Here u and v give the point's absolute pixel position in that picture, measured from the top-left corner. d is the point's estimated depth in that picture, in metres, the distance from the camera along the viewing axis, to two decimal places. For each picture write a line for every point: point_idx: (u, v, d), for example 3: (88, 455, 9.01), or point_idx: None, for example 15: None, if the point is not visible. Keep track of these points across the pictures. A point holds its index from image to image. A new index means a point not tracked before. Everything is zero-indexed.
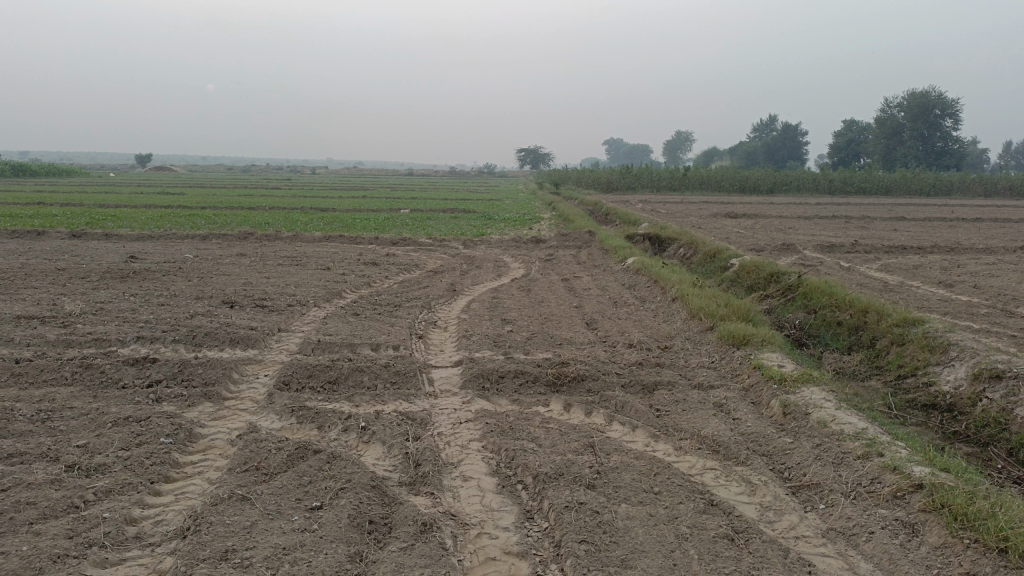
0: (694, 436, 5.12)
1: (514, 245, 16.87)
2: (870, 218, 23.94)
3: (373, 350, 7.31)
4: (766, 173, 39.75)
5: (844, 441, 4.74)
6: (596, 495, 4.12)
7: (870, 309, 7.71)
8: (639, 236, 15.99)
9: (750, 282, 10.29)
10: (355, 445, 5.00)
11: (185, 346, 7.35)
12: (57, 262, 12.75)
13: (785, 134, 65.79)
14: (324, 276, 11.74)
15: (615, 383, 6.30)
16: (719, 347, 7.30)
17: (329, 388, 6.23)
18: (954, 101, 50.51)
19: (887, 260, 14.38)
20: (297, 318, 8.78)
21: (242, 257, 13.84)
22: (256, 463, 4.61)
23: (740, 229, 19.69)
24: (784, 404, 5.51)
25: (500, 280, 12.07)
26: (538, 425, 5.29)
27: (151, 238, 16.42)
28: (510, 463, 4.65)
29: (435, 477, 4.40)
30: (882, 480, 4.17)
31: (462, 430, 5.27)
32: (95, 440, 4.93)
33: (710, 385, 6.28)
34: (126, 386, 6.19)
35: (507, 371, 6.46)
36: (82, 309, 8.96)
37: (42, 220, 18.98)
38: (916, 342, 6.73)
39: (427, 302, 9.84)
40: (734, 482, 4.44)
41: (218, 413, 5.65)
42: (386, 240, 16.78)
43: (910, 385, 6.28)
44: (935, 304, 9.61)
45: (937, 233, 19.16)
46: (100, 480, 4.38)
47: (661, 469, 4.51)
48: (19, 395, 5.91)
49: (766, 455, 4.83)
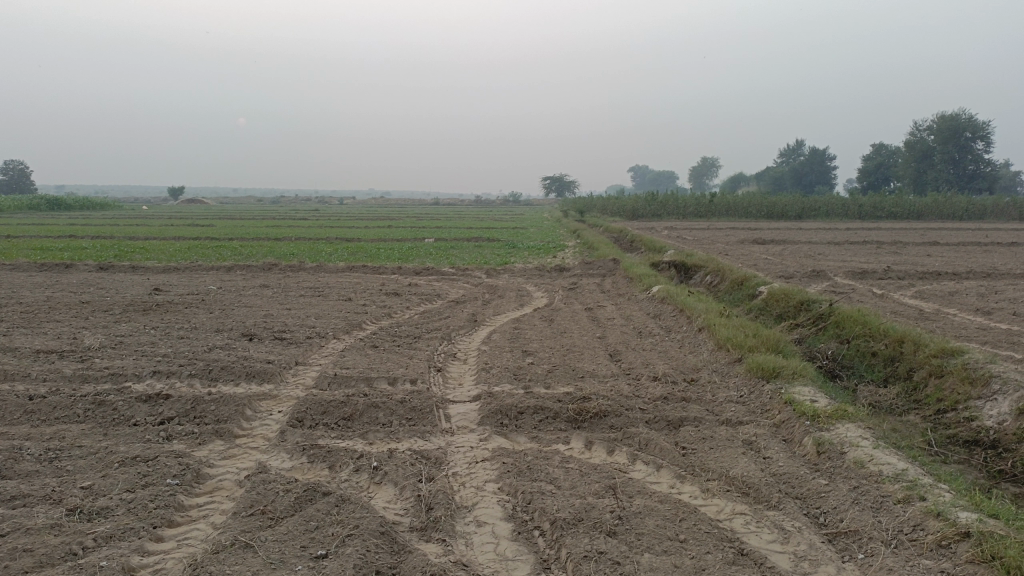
0: (722, 477, 4.86)
1: (538, 273, 16.70)
2: (903, 243, 23.51)
3: (390, 384, 7.12)
4: (794, 199, 39.37)
5: (883, 484, 4.47)
6: (617, 543, 3.88)
7: (905, 340, 7.40)
8: (664, 264, 15.73)
9: (780, 310, 10.00)
10: (366, 487, 4.80)
11: (201, 381, 7.23)
12: (82, 295, 12.78)
13: (812, 159, 65.36)
14: (345, 307, 11.62)
15: (639, 419, 6.05)
16: (747, 380, 7.03)
17: (343, 425, 6.05)
18: (985, 124, 49.85)
19: (921, 286, 13.99)
20: (316, 351, 8.64)
21: (265, 289, 13.80)
22: (262, 507, 4.43)
23: (768, 256, 19.37)
24: (818, 442, 5.22)
25: (523, 310, 11.87)
26: (558, 465, 5.07)
27: (176, 270, 16.47)
28: (527, 506, 4.42)
29: (447, 523, 4.19)
30: (925, 527, 3.90)
31: (478, 470, 5.05)
32: (100, 482, 4.78)
33: (739, 421, 6.00)
34: (137, 423, 6.06)
35: (526, 407, 6.24)
36: (102, 343, 8.89)
37: (72, 253, 19.16)
38: (956, 373, 6.42)
39: (447, 333, 9.67)
40: (765, 529, 4.17)
41: (228, 452, 5.49)
42: (409, 270, 16.67)
43: (951, 420, 5.97)
44: (973, 333, 9.25)
45: (971, 258, 18.69)
46: (101, 524, 4.22)
47: (687, 514, 4.25)
48: (29, 433, 5.79)
49: (799, 498, 4.56)
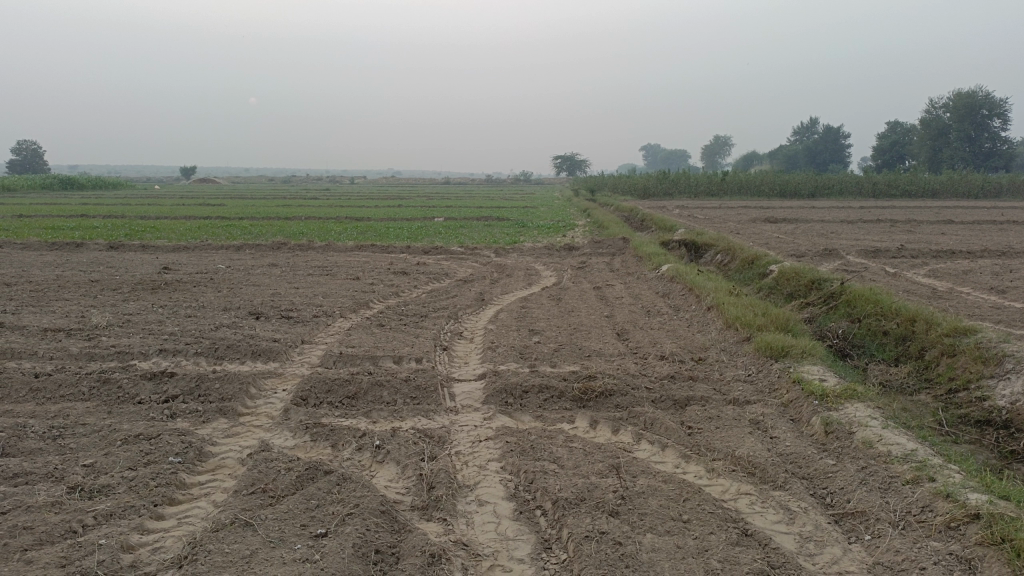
0: (728, 457, 4.79)
1: (547, 252, 16.60)
2: (916, 221, 23.26)
3: (395, 363, 7.09)
4: (807, 177, 39.00)
5: (891, 464, 4.40)
6: (619, 523, 3.82)
7: (918, 319, 7.31)
8: (675, 242, 15.61)
9: (791, 289, 9.89)
10: (368, 466, 4.77)
11: (206, 359, 7.21)
12: (91, 274, 12.77)
13: (826, 137, 64.80)
14: (353, 286, 11.59)
15: (645, 398, 5.98)
16: (756, 359, 6.95)
17: (347, 404, 6.02)
18: (1002, 101, 49.13)
19: (935, 265, 13.83)
20: (322, 330, 8.60)
21: (274, 267, 13.77)
22: (263, 486, 4.40)
23: (780, 234, 19.23)
24: (826, 421, 5.14)
25: (531, 289, 11.81)
26: (561, 445, 5.01)
27: (186, 249, 16.46)
28: (529, 486, 4.37)
29: (448, 502, 4.15)
30: (933, 509, 3.83)
31: (481, 449, 5.01)
32: (103, 459, 4.76)
33: (746, 400, 5.93)
34: (141, 402, 6.04)
35: (531, 386, 6.18)
36: (109, 321, 8.88)
37: (83, 232, 19.15)
38: (969, 353, 6.32)
39: (454, 312, 9.62)
40: (770, 509, 4.10)
41: (231, 430, 5.47)
42: (418, 249, 16.60)
43: (962, 399, 5.88)
44: (987, 311, 9.13)
45: (987, 237, 18.44)
46: (102, 502, 4.20)
47: (691, 494, 4.19)
48: (34, 411, 5.78)
49: (806, 479, 4.49)
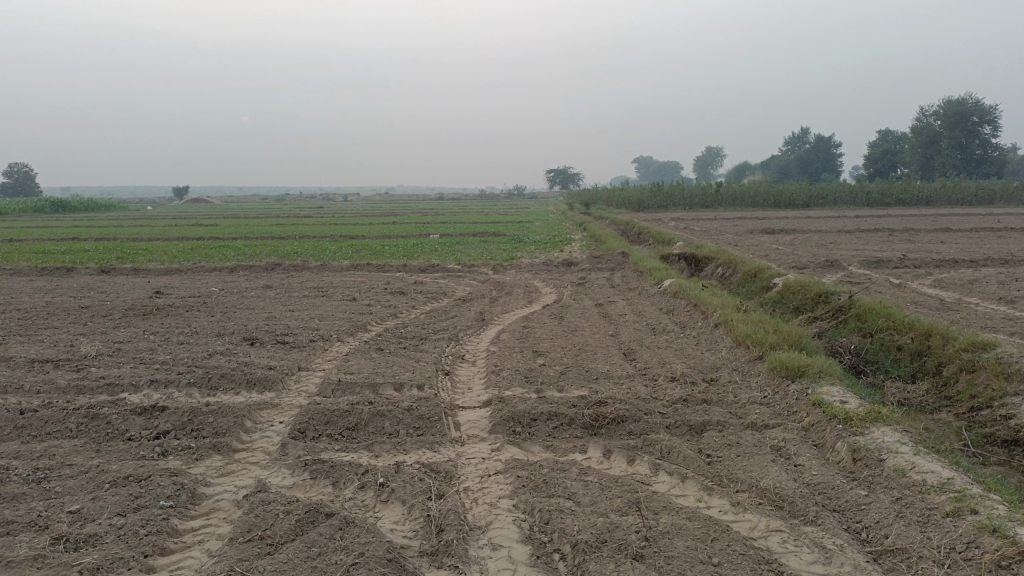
0: (753, 489, 4.54)
1: (545, 268, 16.38)
2: (913, 229, 23.07)
3: (396, 391, 6.80)
4: (801, 187, 38.93)
5: (928, 495, 4.15)
6: (645, 569, 3.56)
7: (933, 333, 7.07)
8: (675, 256, 15.39)
9: (797, 302, 9.67)
10: (372, 506, 4.51)
11: (200, 390, 6.93)
12: (81, 300, 12.46)
13: (818, 146, 64.89)
14: (350, 308, 11.32)
15: (659, 425, 5.72)
16: (771, 380, 6.70)
17: (348, 436, 5.76)
18: (992, 108, 49.18)
19: (939, 275, 13.60)
20: (319, 355, 8.33)
21: (268, 289, 13.51)
22: (261, 532, 4.13)
23: (778, 246, 19.06)
24: (853, 448, 4.90)
25: (531, 307, 11.55)
26: (576, 478, 4.74)
27: (179, 272, 16.17)
28: (545, 526, 4.10)
29: (460, 548, 3.89)
30: (980, 545, 3.58)
31: (491, 484, 4.75)
32: (90, 505, 4.47)
33: (765, 425, 5.67)
34: (132, 439, 5.76)
35: (539, 413, 5.92)
36: (98, 350, 8.58)
37: (73, 256, 18.83)
38: (990, 369, 6.09)
39: (454, 333, 9.35)
40: (804, 548, 3.84)
41: (226, 469, 5.19)
42: (414, 267, 16.34)
43: (986, 418, 5.64)
44: (999, 323, 8.90)
45: (986, 245, 18.21)
46: (88, 554, 3.92)
47: (719, 533, 3.93)
48: (18, 451, 5.49)
49: (838, 512, 4.24)
